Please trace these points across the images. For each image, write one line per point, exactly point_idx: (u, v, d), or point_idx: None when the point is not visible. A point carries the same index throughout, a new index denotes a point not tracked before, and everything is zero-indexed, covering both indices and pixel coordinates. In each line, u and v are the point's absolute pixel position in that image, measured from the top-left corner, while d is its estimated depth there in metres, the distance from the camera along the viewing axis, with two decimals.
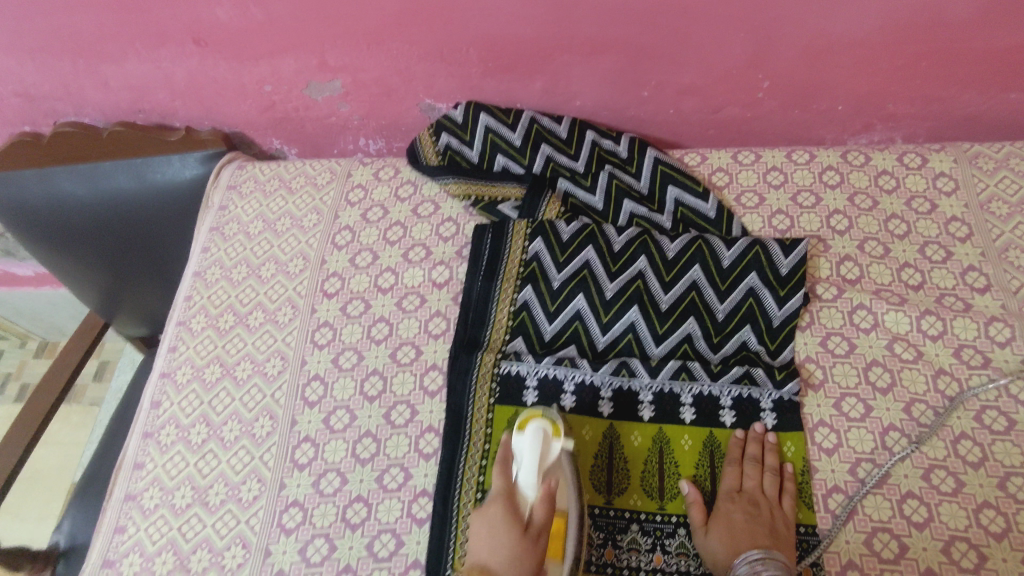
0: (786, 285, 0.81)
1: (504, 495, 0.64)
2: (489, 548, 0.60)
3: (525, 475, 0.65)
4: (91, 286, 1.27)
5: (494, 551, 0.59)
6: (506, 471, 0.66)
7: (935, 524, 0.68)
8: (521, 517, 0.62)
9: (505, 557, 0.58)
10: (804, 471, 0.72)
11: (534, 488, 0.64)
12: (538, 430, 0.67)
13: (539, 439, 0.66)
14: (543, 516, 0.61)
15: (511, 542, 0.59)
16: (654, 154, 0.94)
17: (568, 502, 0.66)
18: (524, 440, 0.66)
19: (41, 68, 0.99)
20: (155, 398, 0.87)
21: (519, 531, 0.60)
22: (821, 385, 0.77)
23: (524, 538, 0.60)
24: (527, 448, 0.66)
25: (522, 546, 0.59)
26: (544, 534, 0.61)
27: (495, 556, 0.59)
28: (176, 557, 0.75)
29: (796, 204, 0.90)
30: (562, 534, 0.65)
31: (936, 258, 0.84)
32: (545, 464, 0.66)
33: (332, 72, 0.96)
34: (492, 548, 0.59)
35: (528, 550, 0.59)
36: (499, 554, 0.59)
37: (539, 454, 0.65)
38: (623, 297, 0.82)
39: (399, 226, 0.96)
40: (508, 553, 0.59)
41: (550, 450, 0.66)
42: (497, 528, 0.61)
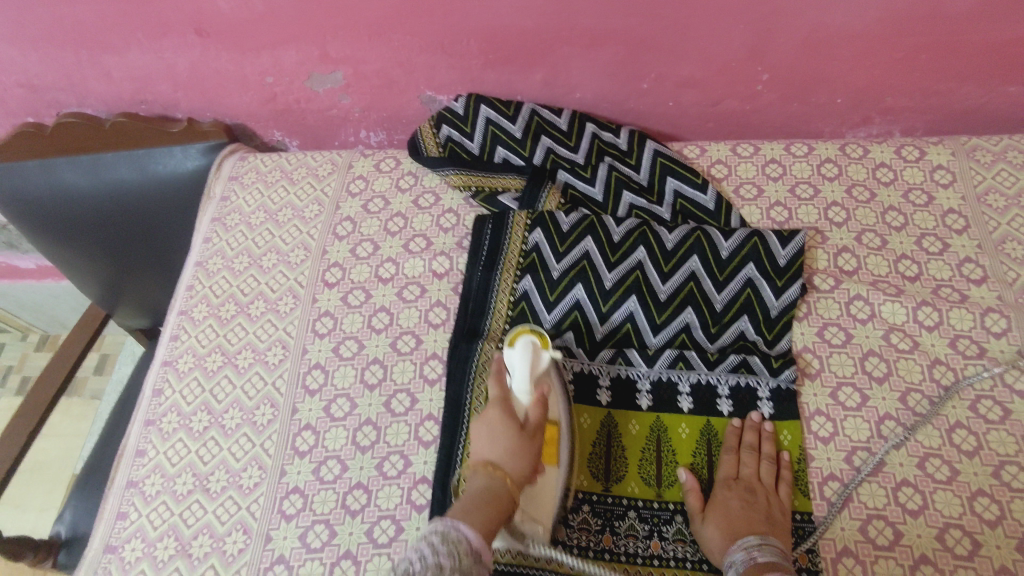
0: (784, 276, 0.82)
1: (501, 400, 0.68)
2: (489, 446, 0.65)
3: (519, 382, 0.68)
4: (93, 277, 1.27)
5: (494, 448, 0.64)
6: (500, 381, 0.70)
7: (929, 511, 0.69)
8: (517, 418, 0.67)
9: (506, 451, 0.64)
10: (800, 459, 0.73)
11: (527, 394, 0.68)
12: (527, 344, 0.70)
13: (529, 351, 0.69)
14: (538, 418, 0.67)
15: (510, 441, 0.65)
16: (654, 146, 0.94)
17: (558, 408, 0.72)
18: (514, 351, 0.70)
19: (44, 59, 1.00)
20: (156, 386, 0.88)
21: (517, 430, 0.65)
22: (818, 375, 0.77)
23: (522, 436, 0.65)
24: (519, 360, 0.69)
25: (520, 443, 0.65)
26: (539, 433, 0.67)
27: (496, 452, 0.64)
28: (177, 542, 0.76)
29: (794, 196, 0.90)
30: (554, 436, 0.71)
31: (933, 250, 0.85)
32: (537, 372, 0.70)
33: (334, 64, 0.96)
34: (493, 445, 0.65)
35: (526, 446, 0.65)
36: (500, 451, 0.64)
37: (530, 363, 0.69)
38: (622, 287, 0.82)
39: (400, 217, 0.96)
40: (508, 450, 0.64)
41: (541, 358, 0.70)
42: (496, 429, 0.65)
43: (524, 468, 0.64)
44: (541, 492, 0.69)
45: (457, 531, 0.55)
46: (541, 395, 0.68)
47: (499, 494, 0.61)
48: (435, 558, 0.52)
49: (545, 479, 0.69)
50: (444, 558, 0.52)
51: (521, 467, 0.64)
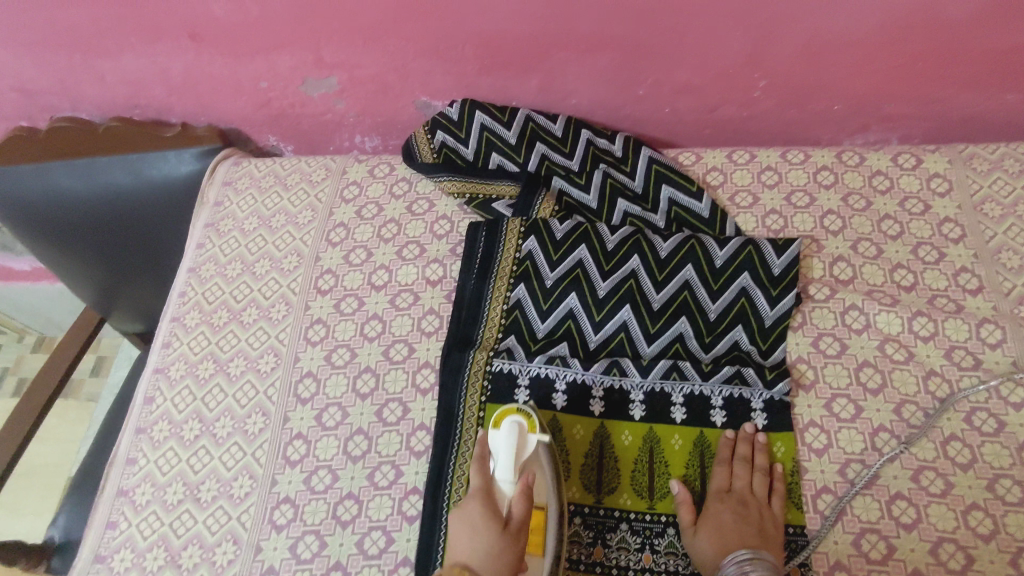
0: (778, 285, 0.81)
1: (483, 492, 0.66)
2: (469, 546, 0.63)
3: (503, 469, 0.67)
4: (87, 281, 1.27)
5: (473, 549, 0.62)
6: (483, 469, 0.69)
7: (923, 525, 0.68)
8: (500, 515, 0.65)
9: (486, 555, 0.62)
10: (794, 471, 0.72)
11: (512, 484, 0.67)
12: (513, 427, 0.69)
13: (515, 434, 0.68)
14: (521, 514, 0.65)
15: (491, 541, 0.63)
16: (649, 153, 0.93)
17: (545, 495, 0.70)
18: (500, 436, 0.69)
19: (38, 63, 0.99)
20: (148, 393, 0.87)
21: (499, 529, 0.64)
22: (813, 386, 0.77)
23: (503, 536, 0.63)
24: (504, 445, 0.68)
25: (502, 544, 0.63)
26: (522, 530, 0.65)
27: (475, 555, 0.62)
28: (167, 553, 0.75)
29: (790, 204, 0.90)
30: (540, 525, 0.68)
31: (929, 259, 0.84)
32: (522, 460, 0.69)
33: (328, 69, 0.95)
34: (473, 547, 0.62)
35: (507, 548, 0.63)
36: (479, 554, 0.62)
37: (515, 450, 0.68)
38: (616, 296, 0.82)
39: (394, 223, 0.96)
40: (488, 552, 0.62)
41: (526, 444, 0.69)
42: (477, 528, 0.63)
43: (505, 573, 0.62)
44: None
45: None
46: (525, 486, 0.66)
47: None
48: None
49: (530, 574, 0.66)
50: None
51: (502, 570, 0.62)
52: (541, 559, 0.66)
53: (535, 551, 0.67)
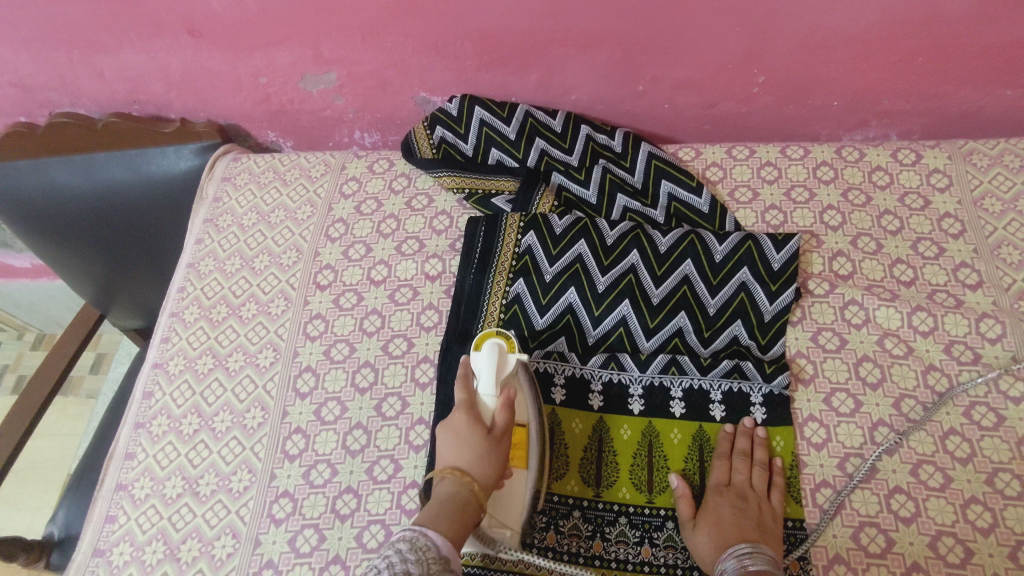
0: (778, 280, 0.81)
1: (467, 404, 0.69)
2: (456, 450, 0.66)
3: (485, 385, 0.71)
4: (86, 278, 1.27)
5: (460, 452, 0.65)
6: (467, 385, 0.71)
7: (922, 518, 0.68)
8: (484, 422, 0.68)
9: (472, 457, 0.65)
10: (792, 465, 0.73)
11: (494, 398, 0.70)
12: (493, 348, 0.73)
13: (495, 354, 0.73)
14: (503, 421, 0.68)
15: (477, 445, 0.66)
16: (648, 149, 0.93)
17: (527, 411, 0.73)
18: (480, 357, 0.73)
19: (36, 58, 0.99)
20: (147, 388, 0.87)
21: (483, 433, 0.67)
22: (812, 380, 0.77)
23: (488, 440, 0.67)
24: (485, 364, 0.72)
25: (487, 448, 0.66)
26: (505, 436, 0.68)
27: (462, 456, 0.65)
28: (166, 546, 0.75)
29: (789, 200, 0.90)
30: (524, 438, 0.72)
31: (929, 254, 0.84)
32: (502, 375, 0.72)
33: (327, 65, 0.95)
34: (459, 449, 0.66)
35: (492, 451, 0.66)
36: (465, 455, 0.65)
37: (494, 367, 0.72)
38: (615, 291, 0.82)
39: (393, 219, 0.96)
40: (473, 453, 0.65)
41: (505, 362, 0.73)
42: (463, 434, 0.66)
43: (489, 471, 0.65)
44: (511, 498, 0.69)
45: (426, 535, 0.58)
46: (507, 397, 0.69)
47: (464, 498, 0.63)
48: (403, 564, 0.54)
49: (515, 483, 0.70)
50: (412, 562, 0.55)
51: (486, 470, 0.65)
52: (524, 471, 0.70)
53: (518, 463, 0.71)
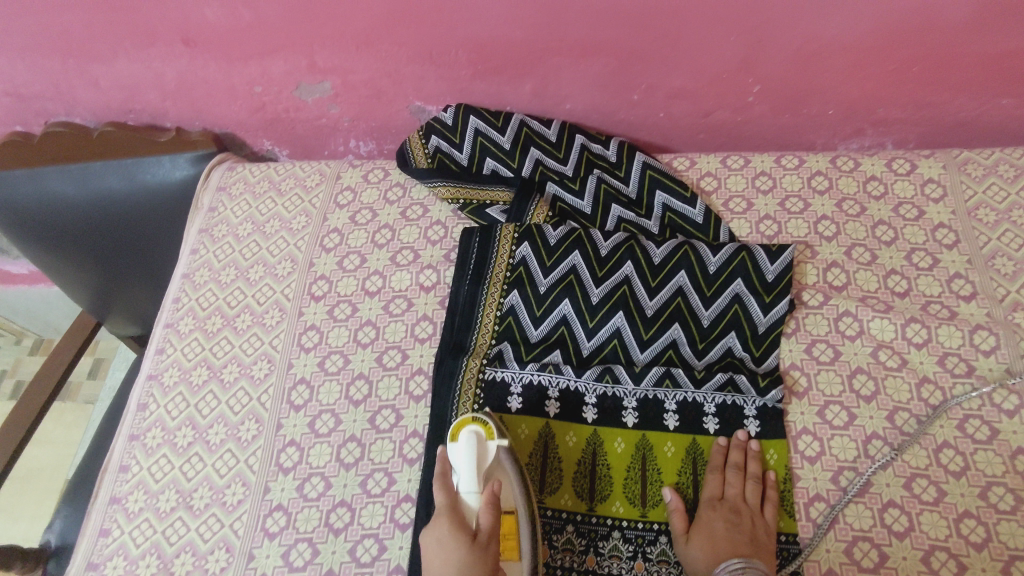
0: (772, 292, 0.81)
1: (448, 508, 0.65)
2: (440, 564, 0.62)
3: (467, 482, 0.68)
4: (83, 286, 1.27)
5: (444, 567, 0.61)
6: (446, 484, 0.67)
7: (915, 533, 0.68)
8: (468, 528, 0.64)
9: (456, 572, 0.61)
10: (786, 479, 0.72)
11: (476, 495, 0.68)
12: (471, 437, 0.70)
13: (473, 444, 0.70)
14: (490, 523, 0.65)
15: (462, 554, 0.62)
16: (643, 158, 0.93)
17: (513, 498, 0.70)
18: (458, 450, 0.69)
19: (30, 67, 0.99)
20: (141, 400, 0.87)
21: (468, 541, 0.63)
22: (806, 393, 0.77)
23: (474, 548, 0.63)
24: (465, 457, 0.69)
25: (473, 556, 0.62)
26: (492, 540, 0.64)
27: (446, 571, 0.61)
28: (160, 560, 0.75)
29: (784, 210, 0.90)
30: (513, 529, 0.69)
31: (923, 265, 0.84)
32: (483, 467, 0.69)
33: (322, 74, 0.95)
34: (444, 563, 0.62)
35: (479, 560, 0.62)
36: (450, 569, 0.61)
37: (475, 460, 0.69)
38: (609, 302, 0.82)
39: (388, 229, 0.96)
40: (458, 566, 0.61)
41: (486, 452, 0.70)
42: (446, 543, 0.63)
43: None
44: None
45: None
46: (490, 494, 0.66)
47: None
48: None
49: None
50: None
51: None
52: (518, 562, 0.67)
53: (510, 556, 0.67)
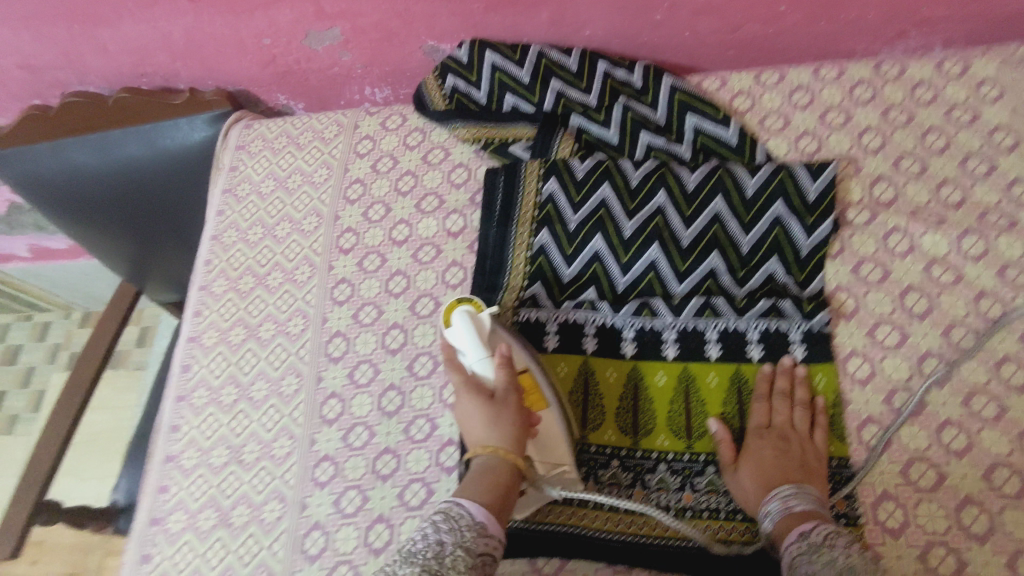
0: (814, 213, 0.77)
1: (466, 383, 0.66)
2: (473, 427, 0.64)
3: (474, 356, 0.67)
4: (120, 256, 1.29)
5: (477, 429, 0.64)
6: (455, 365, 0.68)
7: (976, 451, 0.66)
8: (486, 390, 0.66)
9: (488, 428, 0.63)
10: (836, 404, 0.70)
11: (487, 363, 0.67)
12: (464, 318, 0.69)
13: (469, 322, 0.68)
14: (505, 381, 0.65)
15: (489, 413, 0.64)
16: (671, 81, 0.88)
17: (523, 358, 0.69)
18: (455, 330, 0.68)
19: (39, 38, 0.98)
20: (185, 362, 0.89)
21: (487, 400, 0.65)
22: (854, 315, 0.74)
23: (495, 404, 0.64)
24: (465, 335, 0.68)
25: (501, 412, 0.64)
26: (513, 395, 0.65)
27: (480, 431, 0.64)
28: (218, 513, 0.78)
29: (824, 124, 0.84)
30: (533, 384, 0.68)
31: (979, 172, 0.78)
32: (484, 336, 0.69)
33: (330, 20, 0.92)
34: (474, 424, 0.64)
35: (505, 414, 0.64)
36: (480, 426, 0.64)
37: (476, 333, 0.68)
38: (643, 235, 0.79)
39: (411, 176, 0.93)
40: (488, 421, 0.64)
41: (482, 323, 0.69)
42: (474, 409, 0.65)
43: (510, 433, 0.63)
44: (552, 440, 0.67)
45: (460, 505, 0.58)
46: (499, 357, 0.67)
47: (501, 468, 0.61)
48: (436, 536, 0.55)
49: (546, 424, 0.68)
50: (445, 536, 0.55)
51: (508, 432, 0.63)
52: (549, 410, 0.68)
53: (539, 407, 0.67)
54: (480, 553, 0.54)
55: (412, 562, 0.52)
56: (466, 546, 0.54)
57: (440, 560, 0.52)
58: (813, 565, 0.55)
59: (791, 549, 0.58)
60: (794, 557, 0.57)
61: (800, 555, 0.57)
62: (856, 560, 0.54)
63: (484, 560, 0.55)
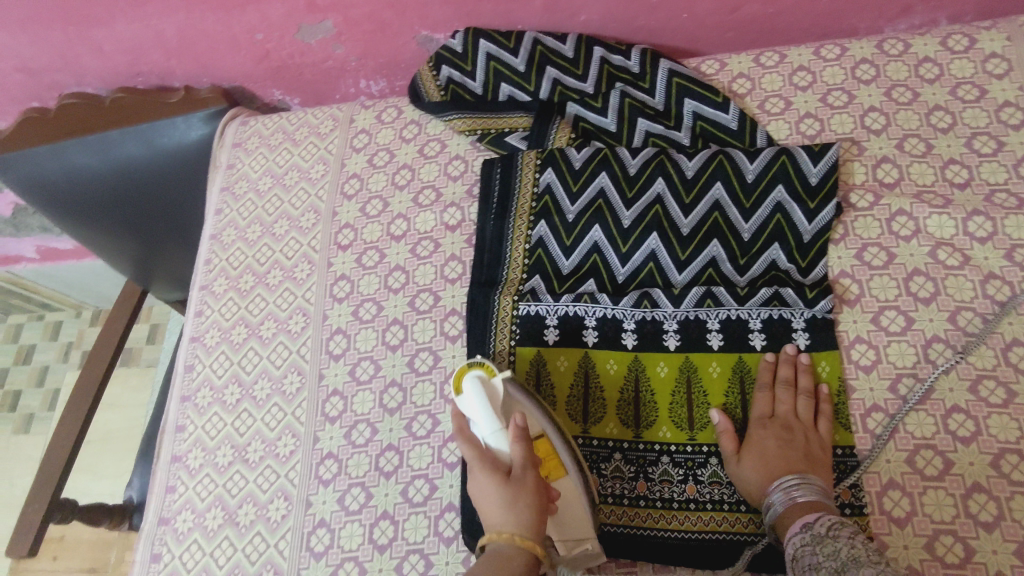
0: (816, 197, 0.75)
1: (480, 459, 0.63)
2: (489, 507, 0.61)
3: (487, 428, 0.64)
4: (124, 257, 1.29)
5: (491, 509, 0.61)
6: (468, 436, 0.65)
7: (983, 437, 0.65)
8: (500, 467, 0.62)
9: (503, 510, 0.60)
10: (840, 391, 0.69)
11: (501, 435, 0.64)
12: (475, 385, 0.65)
13: (481, 389, 0.65)
14: (520, 456, 0.62)
15: (504, 493, 0.61)
16: (668, 65, 0.86)
17: (539, 422, 0.67)
18: (467, 399, 0.65)
19: (34, 40, 0.98)
20: (188, 362, 0.89)
21: (503, 479, 0.61)
22: (858, 301, 0.72)
23: (510, 483, 0.61)
24: (478, 404, 0.65)
25: (517, 491, 0.61)
26: (529, 471, 0.62)
27: (494, 512, 0.60)
28: (225, 512, 0.78)
29: (826, 105, 0.83)
30: (551, 451, 0.66)
31: (986, 151, 0.77)
32: (497, 405, 0.66)
33: (322, 13, 0.91)
34: (489, 505, 0.61)
35: (521, 493, 0.61)
36: (496, 508, 0.61)
37: (488, 402, 0.65)
38: (642, 224, 0.78)
39: (407, 169, 0.92)
40: (503, 503, 0.60)
41: (495, 391, 0.66)
42: (489, 490, 0.61)
43: (527, 516, 0.60)
44: (573, 511, 0.65)
45: None
46: (513, 429, 0.63)
47: (515, 556, 0.58)
48: None
49: (565, 493, 0.66)
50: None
51: (523, 513, 0.60)
52: (567, 477, 0.66)
53: (558, 477, 0.66)
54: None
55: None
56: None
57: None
58: (817, 557, 0.55)
59: (795, 540, 0.58)
60: (798, 549, 0.57)
61: (804, 547, 0.56)
62: (861, 551, 0.53)
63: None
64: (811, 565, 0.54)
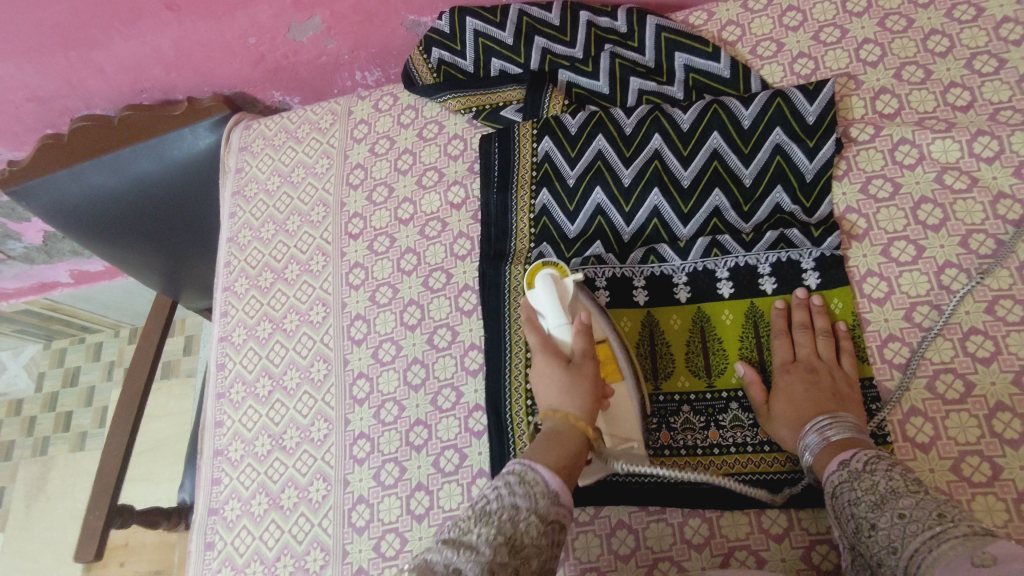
0: (814, 135, 0.75)
1: (542, 344, 0.65)
2: (547, 391, 0.63)
3: (554, 320, 0.66)
4: (152, 272, 1.33)
5: (551, 392, 0.63)
6: (535, 327, 0.67)
7: (1003, 356, 0.65)
8: (562, 354, 0.64)
9: (560, 392, 0.62)
10: (855, 325, 0.70)
11: (566, 328, 0.66)
12: (547, 280, 0.67)
13: (551, 286, 0.67)
14: (581, 346, 0.64)
15: (564, 377, 0.62)
16: (655, 21, 0.85)
17: (603, 327, 0.69)
18: (538, 293, 0.67)
19: (39, 69, 1.02)
20: (219, 361, 0.93)
21: (564, 365, 0.63)
22: (866, 235, 0.72)
23: (572, 370, 0.63)
24: (547, 300, 0.67)
25: (574, 376, 0.62)
26: (589, 362, 0.64)
27: (552, 396, 0.62)
28: (269, 497, 0.82)
29: (818, 43, 0.82)
30: (610, 353, 0.68)
31: (986, 70, 0.75)
32: (566, 304, 0.67)
33: (308, 9, 0.92)
34: (549, 389, 0.63)
35: (581, 378, 0.62)
36: (556, 393, 0.62)
37: (557, 297, 0.67)
38: (643, 181, 0.79)
39: (409, 154, 0.94)
40: (562, 386, 0.62)
41: (565, 289, 0.68)
42: (549, 374, 0.63)
43: (585, 402, 0.62)
44: (623, 412, 0.66)
45: (535, 472, 0.55)
46: (577, 325, 0.65)
47: (570, 435, 0.60)
48: (512, 499, 0.53)
49: (619, 395, 0.67)
50: (520, 499, 0.54)
51: (583, 401, 0.62)
52: (623, 382, 0.67)
53: (615, 378, 0.67)
54: (552, 519, 0.54)
55: (488, 522, 0.52)
56: (541, 514, 0.53)
57: (516, 524, 0.52)
58: (854, 493, 0.55)
59: (831, 478, 0.58)
60: (836, 487, 0.57)
61: (841, 484, 0.57)
62: (899, 481, 0.53)
63: (554, 527, 0.54)
64: (851, 502, 0.55)
